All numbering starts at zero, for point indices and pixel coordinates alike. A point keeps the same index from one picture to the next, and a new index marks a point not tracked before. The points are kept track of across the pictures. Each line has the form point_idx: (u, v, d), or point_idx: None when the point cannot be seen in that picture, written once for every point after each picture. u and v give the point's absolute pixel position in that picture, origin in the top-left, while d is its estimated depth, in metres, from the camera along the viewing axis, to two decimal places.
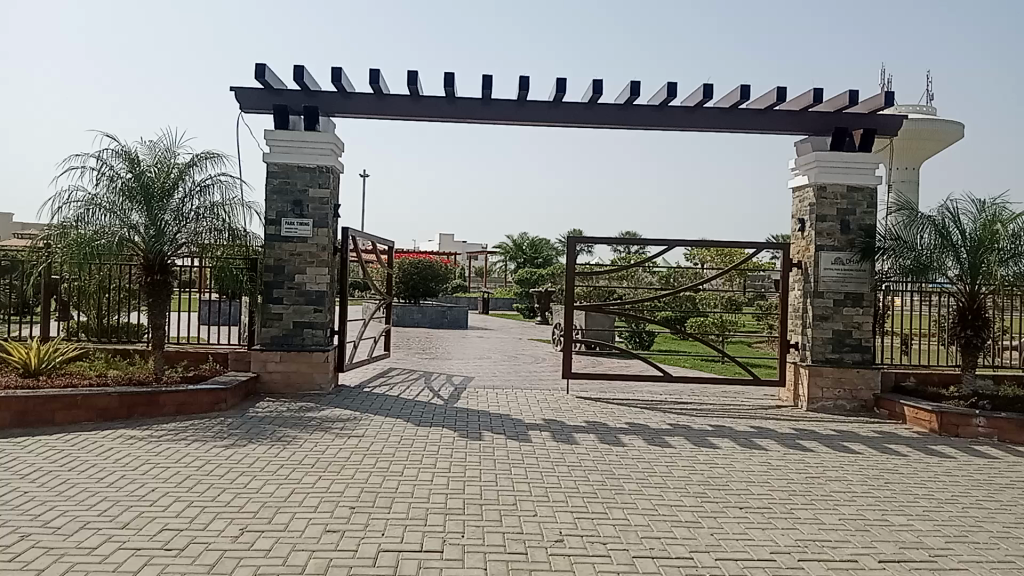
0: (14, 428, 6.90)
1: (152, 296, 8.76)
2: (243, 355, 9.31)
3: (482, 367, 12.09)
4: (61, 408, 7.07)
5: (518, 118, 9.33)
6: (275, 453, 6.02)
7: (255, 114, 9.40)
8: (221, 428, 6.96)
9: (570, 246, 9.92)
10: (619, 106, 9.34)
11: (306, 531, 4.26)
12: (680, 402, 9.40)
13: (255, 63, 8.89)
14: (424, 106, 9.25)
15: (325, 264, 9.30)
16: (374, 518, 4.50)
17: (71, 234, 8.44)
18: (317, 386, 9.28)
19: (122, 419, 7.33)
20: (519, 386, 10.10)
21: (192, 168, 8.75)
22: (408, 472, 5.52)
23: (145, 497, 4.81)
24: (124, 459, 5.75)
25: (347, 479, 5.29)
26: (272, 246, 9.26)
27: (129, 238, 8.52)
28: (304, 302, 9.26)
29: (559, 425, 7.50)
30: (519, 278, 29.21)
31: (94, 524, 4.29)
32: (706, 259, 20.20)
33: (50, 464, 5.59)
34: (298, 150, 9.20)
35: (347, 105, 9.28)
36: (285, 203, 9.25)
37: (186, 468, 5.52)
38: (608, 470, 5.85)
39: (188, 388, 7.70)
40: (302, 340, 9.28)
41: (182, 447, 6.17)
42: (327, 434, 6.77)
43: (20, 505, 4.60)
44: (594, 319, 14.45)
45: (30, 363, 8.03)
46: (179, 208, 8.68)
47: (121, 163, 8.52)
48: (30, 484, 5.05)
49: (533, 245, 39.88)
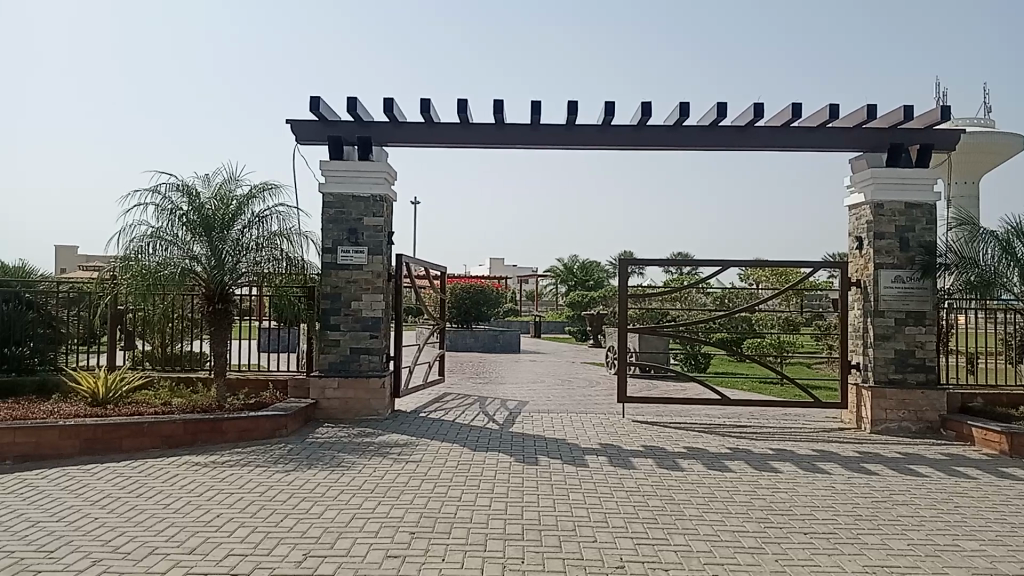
0: (81, 455, 7.07)
1: (213, 325, 8.95)
2: (303, 382, 9.46)
3: (536, 391, 12.09)
4: (128, 435, 7.25)
5: (567, 143, 9.36)
6: (334, 478, 6.07)
7: (311, 146, 9.59)
8: (281, 454, 7.04)
9: (623, 268, 9.78)
10: (668, 128, 9.31)
11: (368, 556, 4.28)
12: (739, 426, 9.25)
13: (310, 97, 9.09)
14: (475, 133, 9.36)
15: (380, 291, 9.42)
16: (434, 543, 4.52)
17: (134, 266, 8.66)
18: (374, 411, 9.37)
19: (186, 446, 7.47)
20: (575, 410, 10.05)
21: (250, 200, 8.98)
22: (467, 498, 5.53)
23: (210, 522, 4.90)
24: (188, 485, 5.87)
25: (407, 505, 5.31)
26: (328, 273, 9.42)
27: (191, 269, 8.74)
28: (361, 329, 9.37)
29: (616, 450, 7.45)
30: (571, 302, 29.26)
31: (162, 550, 4.38)
32: (760, 279, 20.04)
33: (120, 490, 5.72)
34: (353, 179, 9.37)
35: (399, 134, 9.42)
36: (340, 232, 9.41)
37: (250, 494, 5.60)
38: (668, 495, 5.77)
39: (250, 415, 7.82)
40: (359, 366, 9.38)
41: (245, 473, 6.27)
42: (385, 459, 6.82)
43: (91, 531, 4.72)
44: (648, 342, 14.37)
45: (98, 393, 8.25)
46: (239, 239, 8.91)
47: (181, 197, 8.77)
48: (100, 510, 5.18)
49: (584, 268, 39.87)
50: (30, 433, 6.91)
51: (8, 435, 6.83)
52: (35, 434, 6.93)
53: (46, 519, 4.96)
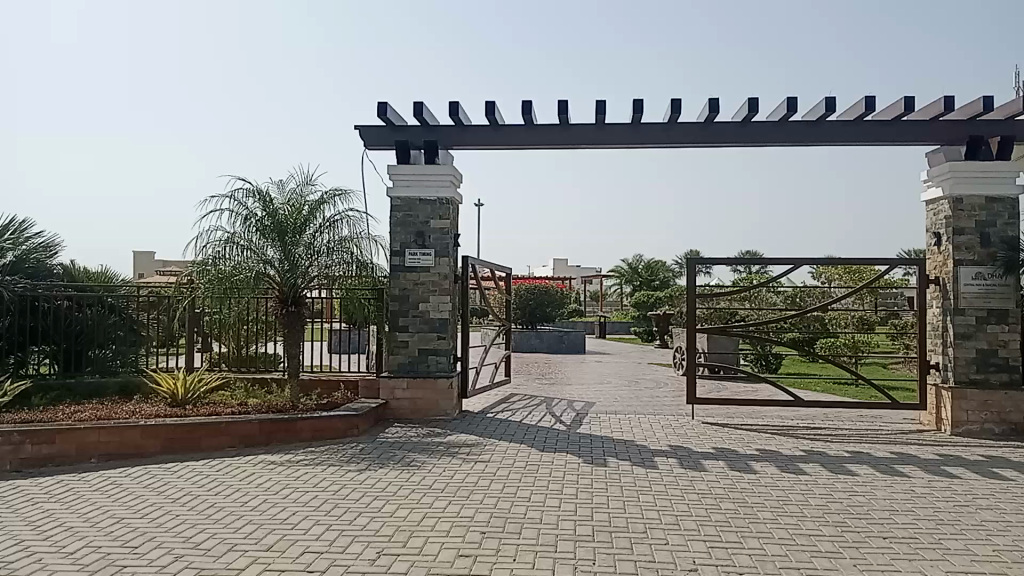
0: (163, 454, 7.31)
1: (287, 328, 9.16)
2: (373, 383, 9.61)
3: (604, 392, 12.03)
4: (206, 435, 7.47)
5: (632, 141, 9.30)
6: (405, 478, 6.16)
7: (378, 151, 9.74)
8: (353, 454, 7.17)
9: (690, 267, 9.66)
10: (737, 124, 9.17)
11: (440, 555, 4.32)
12: (813, 428, 9.04)
13: (377, 102, 9.23)
14: (540, 134, 9.38)
15: (448, 292, 9.49)
16: (505, 543, 4.54)
17: (212, 270, 8.91)
18: (443, 412, 9.45)
19: (262, 445, 7.66)
20: (643, 412, 9.96)
21: (321, 205, 9.16)
22: (537, 499, 5.53)
23: (287, 519, 5.01)
24: (265, 483, 6.02)
25: (477, 505, 5.35)
26: (396, 276, 9.54)
27: (266, 272, 8.96)
28: (429, 330, 9.47)
29: (686, 452, 7.36)
30: (637, 302, 29.04)
31: (241, 546, 4.50)
32: (833, 278, 19.57)
33: (200, 488, 5.90)
34: (420, 183, 9.47)
35: (464, 137, 9.49)
36: (407, 235, 9.53)
37: (324, 492, 5.71)
38: (741, 498, 5.68)
39: (323, 415, 7.97)
40: (427, 366, 9.48)
41: (318, 472, 6.40)
42: (455, 459, 6.88)
43: (174, 527, 4.88)
44: (717, 342, 14.17)
45: (177, 393, 8.51)
46: (311, 242, 9.11)
47: (255, 203, 9.00)
48: (182, 508, 5.34)
49: (649, 268, 39.53)
50: (114, 433, 7.15)
51: (94, 434, 7.09)
52: (118, 433, 7.17)
53: (130, 516, 5.15)
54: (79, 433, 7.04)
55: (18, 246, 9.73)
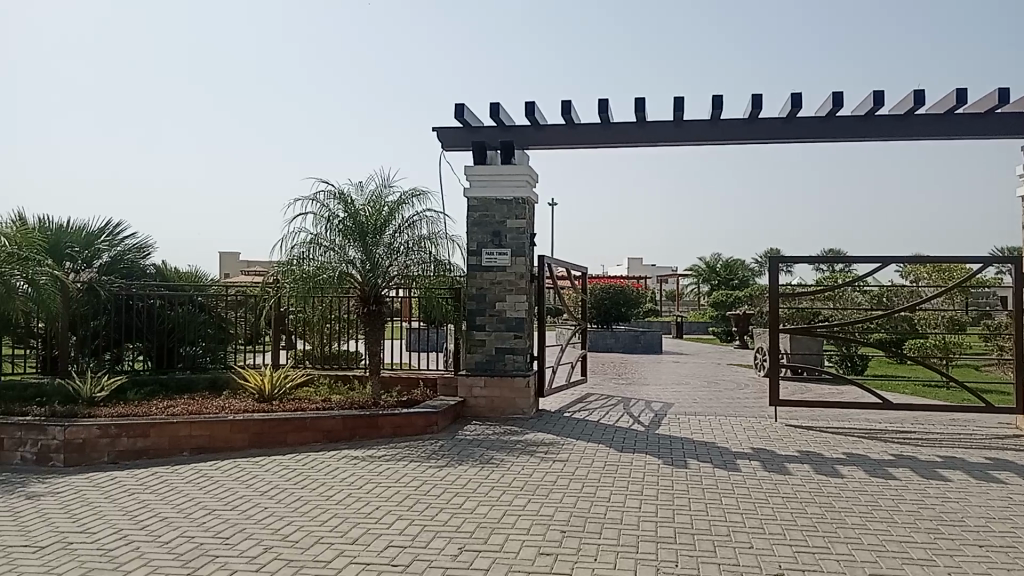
0: (251, 448, 7.54)
1: (368, 326, 9.34)
2: (451, 381, 9.73)
3: (682, 393, 11.88)
4: (292, 430, 7.67)
5: (711, 138, 9.17)
6: (485, 475, 6.20)
7: (456, 152, 9.84)
8: (433, 450, 7.27)
9: (772, 267, 9.47)
10: (820, 119, 8.96)
11: (521, 553, 4.35)
12: (902, 431, 8.76)
13: (454, 104, 9.33)
14: (617, 132, 9.33)
15: (524, 291, 9.52)
16: (586, 543, 4.54)
17: (296, 270, 9.15)
18: (521, 410, 9.50)
19: (345, 441, 7.83)
20: (723, 413, 9.81)
21: (400, 206, 9.32)
22: (617, 499, 5.51)
23: (371, 514, 5.12)
24: (349, 478, 6.15)
25: (557, 503, 5.36)
26: (474, 275, 9.62)
27: (348, 272, 9.15)
28: (505, 329, 9.52)
29: (769, 455, 7.22)
30: (715, 301, 28.60)
31: (327, 539, 4.61)
32: (922, 276, 18.90)
33: (287, 482, 6.07)
34: (496, 183, 9.52)
35: (540, 137, 9.52)
36: (484, 234, 9.60)
37: (406, 488, 5.80)
38: (828, 502, 5.55)
39: (403, 412, 8.10)
40: (504, 365, 9.54)
41: (400, 467, 6.51)
42: (534, 458, 6.91)
43: (263, 519, 5.04)
44: (799, 342, 13.86)
45: (265, 389, 8.77)
46: (391, 242, 9.27)
47: (337, 204, 9.21)
48: (270, 500, 5.51)
49: (727, 267, 38.88)
50: (205, 427, 7.41)
51: (186, 428, 7.36)
52: (209, 428, 7.43)
53: (222, 508, 5.33)
54: (172, 427, 7.32)
55: (114, 247, 10.17)
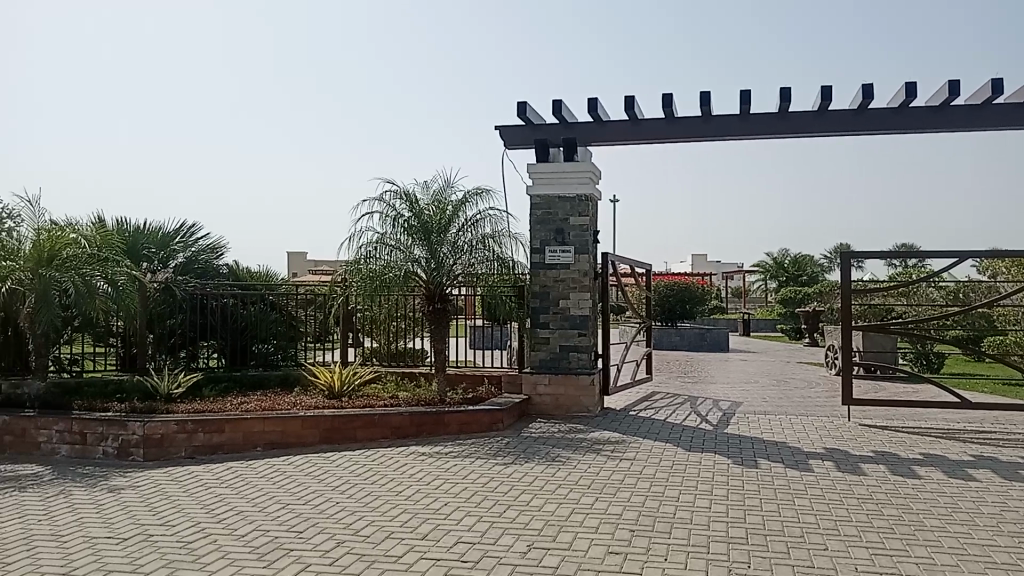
0: (322, 443, 7.69)
1: (433, 324, 9.43)
2: (516, 378, 9.75)
3: (750, 392, 11.69)
4: (361, 426, 7.79)
5: (779, 132, 9.00)
6: (552, 473, 6.21)
7: (519, 150, 9.85)
8: (500, 448, 7.30)
9: (843, 262, 9.25)
10: (893, 110, 8.72)
11: (590, 551, 4.34)
12: (982, 431, 8.46)
13: (517, 102, 9.35)
14: (682, 127, 9.22)
15: (588, 289, 9.48)
16: (655, 542, 4.50)
17: (363, 269, 9.27)
18: (585, 409, 9.47)
19: (412, 437, 7.92)
20: (793, 412, 9.62)
21: (464, 205, 9.39)
22: (686, 498, 5.45)
23: (439, 510, 5.17)
24: (417, 474, 6.22)
25: (626, 502, 5.33)
26: (537, 273, 9.63)
27: (413, 271, 9.25)
28: (569, 327, 9.51)
29: (842, 455, 7.06)
30: (783, 298, 28.07)
31: (398, 534, 4.68)
32: (1001, 270, 18.21)
33: (357, 477, 6.17)
34: (559, 180, 9.50)
35: (604, 133, 9.47)
36: (548, 232, 9.60)
37: (474, 485, 5.84)
38: (905, 504, 5.39)
39: (469, 409, 8.16)
40: (569, 363, 9.52)
41: (468, 464, 6.56)
42: (601, 456, 6.88)
43: (335, 513, 5.13)
44: (872, 340, 13.50)
45: (334, 386, 8.93)
46: (456, 241, 9.34)
47: (402, 204, 9.32)
48: (341, 495, 5.61)
49: (795, 263, 38.10)
50: (278, 423, 7.58)
51: (259, 424, 7.54)
52: (281, 424, 7.60)
53: (295, 502, 5.45)
54: (246, 423, 7.50)
55: (189, 248, 10.46)
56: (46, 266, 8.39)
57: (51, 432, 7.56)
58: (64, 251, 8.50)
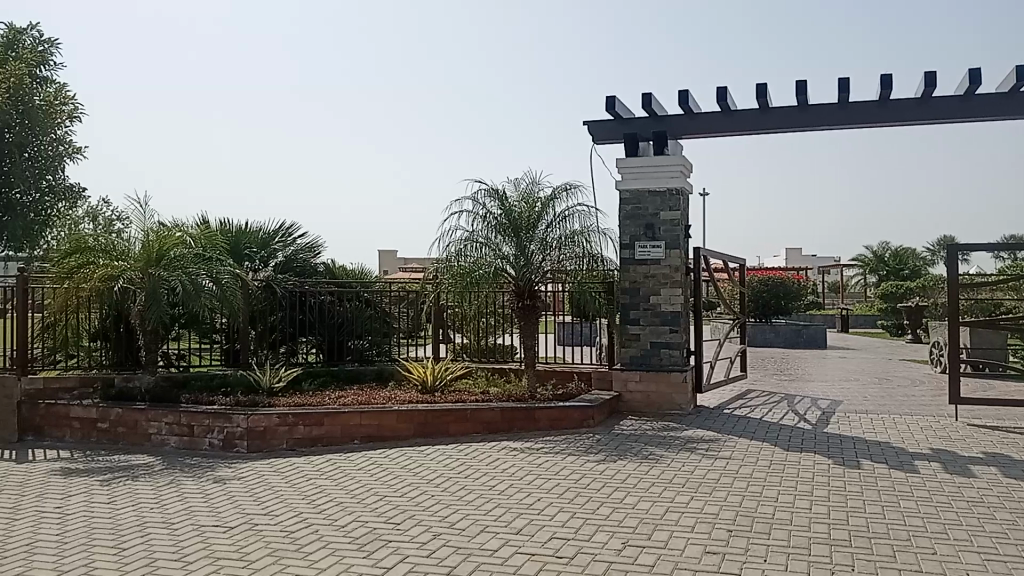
0: (416, 437, 7.82)
1: (523, 321, 9.48)
2: (606, 375, 9.69)
3: (850, 390, 11.31)
4: (454, 421, 7.89)
5: (879, 121, 8.68)
6: (645, 471, 6.14)
7: (608, 145, 9.79)
8: (592, 444, 7.28)
9: (950, 256, 8.84)
10: (1003, 95, 8.30)
11: (686, 550, 4.28)
12: None
13: (606, 97, 9.29)
14: (776, 117, 8.99)
15: (680, 285, 9.35)
16: (753, 543, 4.41)
17: (454, 267, 9.38)
18: (678, 406, 9.34)
19: (504, 432, 7.98)
20: (896, 411, 9.27)
21: (553, 201, 9.38)
22: (784, 499, 5.32)
23: (533, 505, 5.18)
24: (510, 469, 6.26)
25: (722, 502, 5.23)
26: (627, 269, 9.55)
27: (502, 268, 9.31)
28: (660, 323, 9.41)
29: (950, 456, 6.75)
30: (885, 293, 27.07)
31: (492, 528, 4.71)
32: None
33: (451, 471, 6.25)
34: (648, 175, 9.38)
35: (694, 126, 9.32)
36: (637, 227, 9.51)
37: (566, 480, 5.84)
38: (1020, 508, 5.12)
39: (560, 405, 8.15)
40: (660, 360, 9.43)
41: (560, 460, 6.56)
42: (695, 454, 6.78)
43: (430, 506, 5.21)
44: (981, 336, 12.87)
45: (427, 380, 9.09)
46: (544, 238, 9.36)
47: (492, 202, 9.38)
48: (435, 488, 5.70)
49: (897, 256, 36.70)
50: (374, 416, 7.75)
51: (356, 418, 7.72)
52: (377, 417, 7.76)
53: (391, 494, 5.56)
54: (344, 416, 7.70)
55: (288, 247, 10.80)
56: (154, 265, 8.83)
57: (161, 424, 7.92)
58: (172, 250, 8.92)
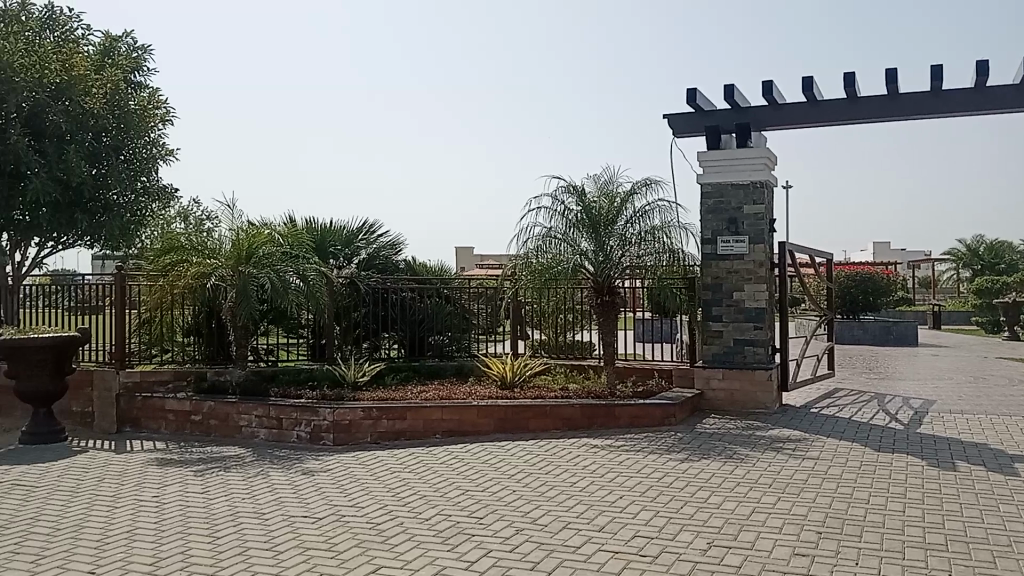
0: (496, 432, 7.87)
1: (602, 317, 9.42)
2: (688, 372, 9.53)
3: (944, 389, 10.86)
4: (534, 417, 7.89)
5: (976, 108, 8.31)
6: (729, 470, 6.02)
7: (689, 138, 9.63)
8: (674, 442, 7.18)
9: None
10: None
11: (774, 552, 4.18)
12: None
13: (687, 89, 9.13)
14: (864, 107, 8.70)
15: (764, 280, 9.14)
16: (845, 546, 4.27)
17: (533, 263, 9.39)
18: (762, 405, 9.13)
19: (583, 429, 7.94)
20: (995, 412, 8.86)
21: (633, 196, 9.30)
22: (876, 501, 5.14)
23: (616, 503, 5.14)
24: (591, 466, 6.22)
25: (810, 503, 5.09)
26: (709, 264, 9.38)
27: (581, 264, 9.29)
28: (744, 320, 9.21)
29: None
30: None
31: (575, 525, 4.69)
32: None
33: (532, 467, 6.25)
34: (732, 167, 9.20)
35: (778, 117, 9.09)
36: (720, 221, 9.32)
37: (649, 479, 5.77)
38: None
39: (641, 402, 8.06)
40: (744, 357, 9.23)
41: (642, 458, 6.49)
42: (781, 454, 6.62)
43: (512, 502, 5.22)
44: None
45: (506, 376, 9.12)
46: (624, 233, 9.28)
47: (570, 198, 9.36)
48: (517, 484, 5.70)
49: (993, 250, 35.15)
50: (455, 411, 7.83)
51: (437, 412, 7.81)
52: (458, 412, 7.84)
53: (474, 489, 5.60)
54: (425, 411, 7.79)
55: (370, 244, 10.98)
56: (245, 262, 9.09)
57: (251, 417, 8.17)
58: (261, 248, 9.18)
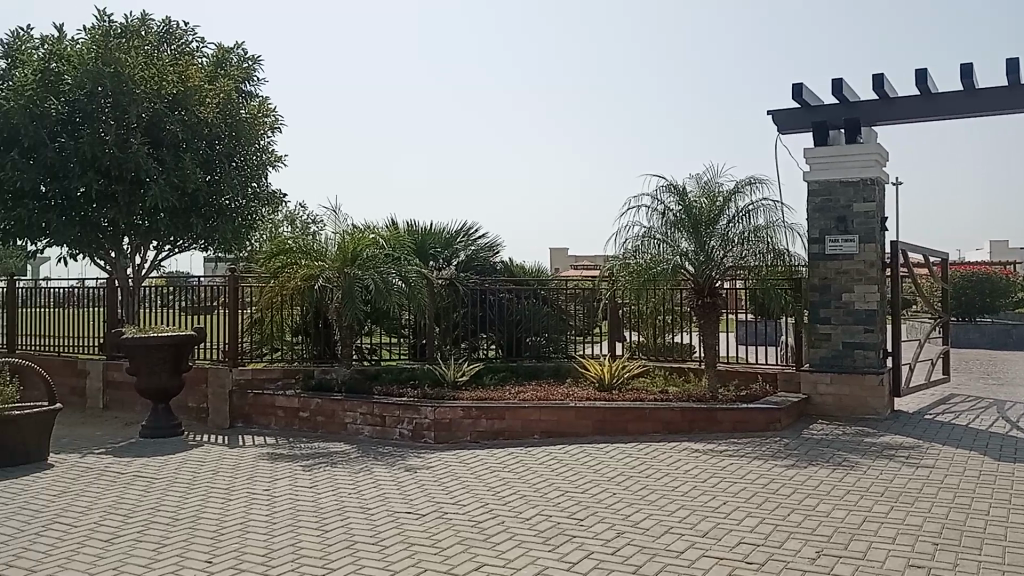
0: (594, 434, 7.83)
1: (703, 319, 9.25)
2: (793, 376, 9.25)
3: None
4: (632, 419, 7.82)
5: None
6: (839, 478, 5.80)
7: (794, 134, 9.38)
8: (779, 448, 6.97)
9: None
10: None
11: (888, 562, 4.01)
12: None
13: (792, 84, 8.88)
14: (984, 99, 8.28)
15: (876, 281, 8.80)
16: (964, 558, 4.06)
17: (632, 264, 9.25)
18: (873, 411, 8.78)
19: (684, 432, 7.81)
20: None
21: (735, 196, 9.10)
22: (999, 513, 4.86)
23: (719, 508, 5.03)
24: (693, 470, 6.11)
25: (926, 513, 4.86)
26: (816, 264, 9.09)
27: (682, 265, 9.12)
28: (854, 322, 8.89)
29: None
30: None
31: (677, 530, 4.62)
32: None
33: (632, 469, 6.19)
34: (840, 164, 8.89)
35: (890, 111, 8.75)
36: (828, 220, 9.01)
37: (753, 485, 5.63)
38: None
39: (744, 406, 7.88)
40: (854, 361, 8.91)
41: (746, 463, 6.33)
42: (893, 462, 6.34)
43: (613, 505, 5.17)
44: None
45: (604, 378, 9.07)
46: (726, 233, 9.08)
47: (671, 198, 9.21)
48: (618, 486, 5.65)
49: None
50: (553, 412, 7.83)
51: (535, 413, 7.84)
52: (556, 413, 7.84)
53: (574, 490, 5.58)
54: (523, 411, 7.83)
55: (469, 246, 11.11)
56: (351, 264, 9.36)
57: (356, 414, 8.38)
58: (366, 250, 9.43)
